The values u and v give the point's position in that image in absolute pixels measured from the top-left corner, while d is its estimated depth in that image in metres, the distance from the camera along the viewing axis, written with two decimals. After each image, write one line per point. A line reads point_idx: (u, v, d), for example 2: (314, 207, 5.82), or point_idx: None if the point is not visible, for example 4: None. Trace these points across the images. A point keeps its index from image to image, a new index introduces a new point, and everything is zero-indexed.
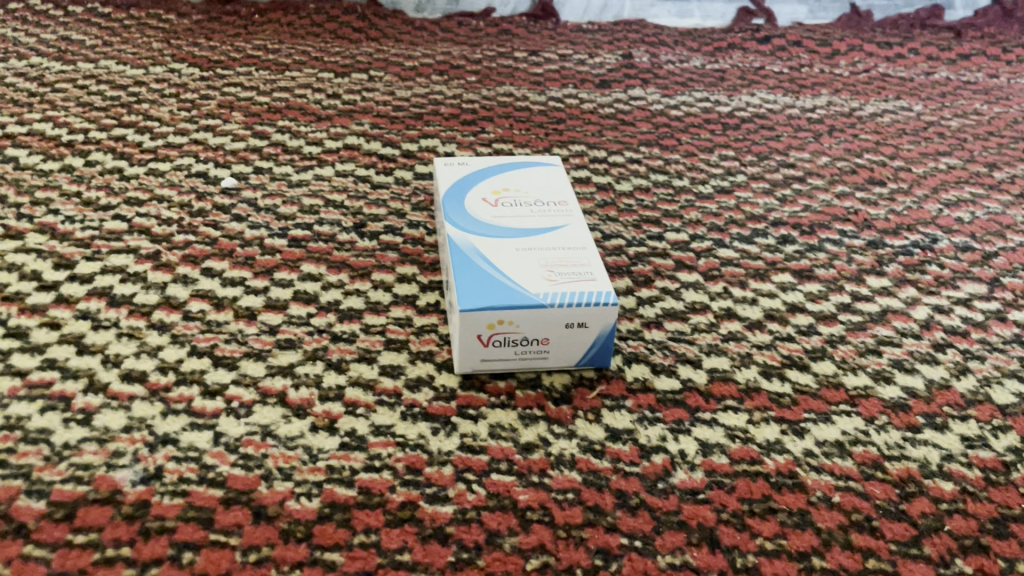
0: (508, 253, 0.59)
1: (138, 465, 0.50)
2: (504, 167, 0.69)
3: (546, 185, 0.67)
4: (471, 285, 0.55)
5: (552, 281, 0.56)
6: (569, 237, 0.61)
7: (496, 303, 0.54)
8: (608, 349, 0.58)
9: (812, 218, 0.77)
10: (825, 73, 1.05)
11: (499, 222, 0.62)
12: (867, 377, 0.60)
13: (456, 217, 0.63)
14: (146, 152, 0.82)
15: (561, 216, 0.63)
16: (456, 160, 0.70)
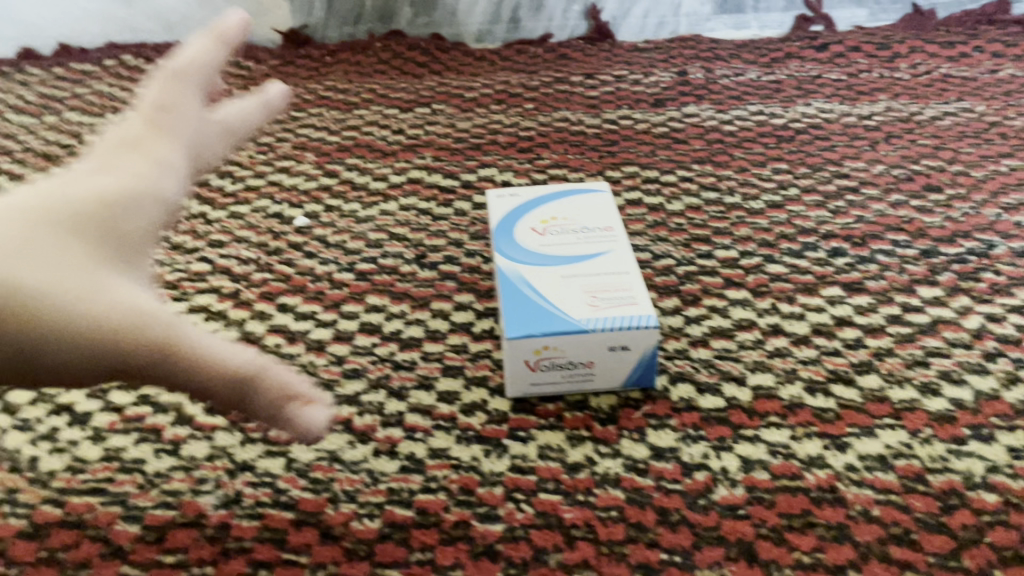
0: (554, 279, 0.61)
1: (220, 491, 0.55)
2: (553, 195, 0.73)
3: (591, 210, 0.71)
4: (518, 314, 0.58)
5: (595, 306, 0.59)
6: (613, 261, 0.64)
7: (540, 329, 0.57)
8: (652, 369, 0.60)
9: (865, 228, 0.78)
10: (885, 78, 1.05)
11: (546, 250, 0.65)
12: (913, 390, 0.60)
13: (505, 246, 0.66)
14: (227, 195, 0.88)
15: (605, 241, 0.66)
16: (507, 191, 0.74)
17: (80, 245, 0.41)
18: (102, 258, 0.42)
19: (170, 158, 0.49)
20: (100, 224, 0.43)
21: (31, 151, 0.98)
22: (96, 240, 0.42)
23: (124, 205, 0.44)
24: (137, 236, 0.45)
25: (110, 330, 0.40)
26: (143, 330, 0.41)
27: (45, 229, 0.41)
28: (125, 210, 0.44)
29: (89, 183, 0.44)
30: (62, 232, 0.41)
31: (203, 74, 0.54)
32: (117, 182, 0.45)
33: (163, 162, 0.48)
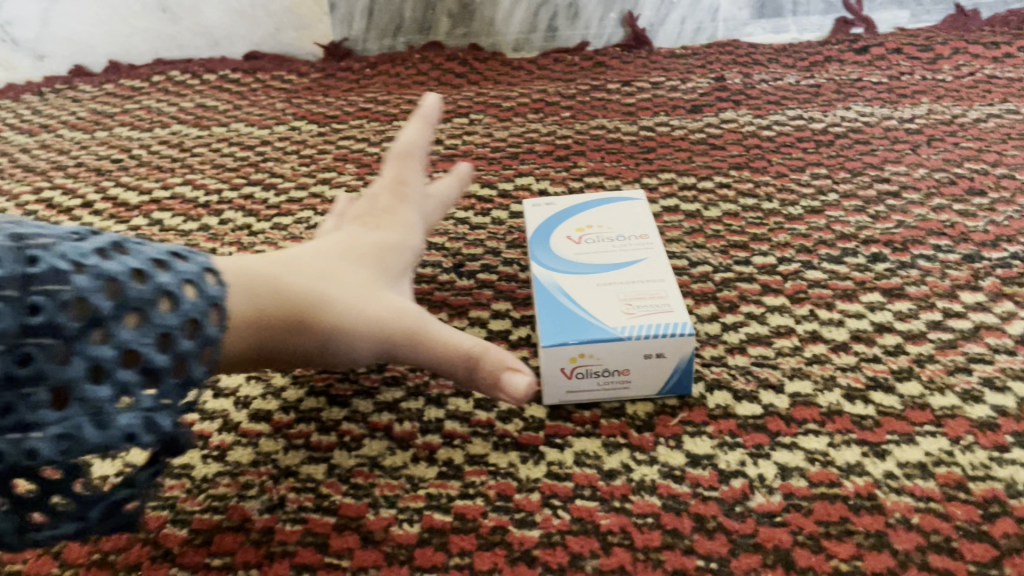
0: (589, 288, 0.62)
1: (264, 496, 0.57)
2: (588, 203, 0.73)
3: (627, 218, 0.71)
4: (553, 322, 0.59)
5: (630, 314, 0.59)
6: (649, 268, 0.64)
7: (574, 337, 0.57)
8: (688, 376, 0.60)
9: (905, 233, 0.77)
10: (927, 80, 1.03)
11: (581, 258, 0.66)
12: (954, 397, 0.60)
13: (541, 255, 0.67)
14: (270, 207, 0.90)
15: (641, 249, 0.67)
16: (543, 200, 0.75)
17: (364, 268, 0.58)
18: (372, 278, 0.58)
19: (413, 219, 0.65)
20: (372, 257, 0.59)
21: (83, 166, 1.01)
22: (370, 267, 0.58)
23: (390, 244, 0.61)
24: (400, 267, 0.61)
25: (383, 326, 0.55)
26: (403, 325, 0.56)
27: (341, 260, 0.57)
28: (394, 251, 0.61)
29: (366, 233, 0.61)
30: (352, 262, 0.57)
31: (423, 145, 0.70)
32: (385, 233, 0.62)
33: (410, 225, 0.64)
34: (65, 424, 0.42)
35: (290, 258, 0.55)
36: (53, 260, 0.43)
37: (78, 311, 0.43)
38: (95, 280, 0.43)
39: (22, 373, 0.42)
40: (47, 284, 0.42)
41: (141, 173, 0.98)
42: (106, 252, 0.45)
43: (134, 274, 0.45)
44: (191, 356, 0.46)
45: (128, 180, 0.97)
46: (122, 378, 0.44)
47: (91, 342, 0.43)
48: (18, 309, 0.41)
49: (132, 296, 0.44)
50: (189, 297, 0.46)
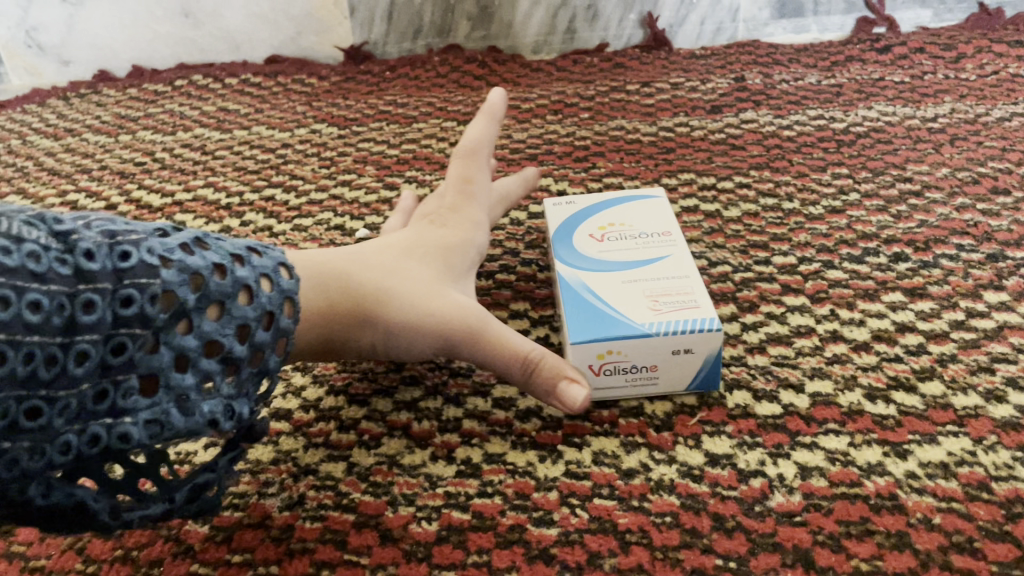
0: (615, 285, 0.62)
1: (284, 494, 0.57)
2: (608, 202, 0.73)
3: (648, 215, 0.71)
4: (580, 319, 0.59)
5: (656, 310, 0.59)
6: (673, 265, 0.64)
7: (602, 334, 0.57)
8: (716, 372, 0.60)
9: (928, 233, 0.76)
10: (950, 79, 1.03)
11: (605, 255, 0.66)
12: (977, 397, 0.59)
13: (565, 252, 0.67)
14: (291, 209, 0.91)
15: (663, 246, 0.66)
16: (564, 199, 0.75)
17: (428, 266, 0.60)
18: (438, 276, 0.60)
19: (477, 219, 0.67)
20: (439, 256, 0.61)
21: (107, 169, 1.02)
22: (436, 265, 0.60)
23: (454, 242, 0.63)
24: (465, 264, 0.63)
25: (448, 323, 0.57)
26: (465, 322, 0.57)
27: (406, 258, 0.60)
28: (459, 250, 0.63)
29: (432, 231, 0.64)
30: (417, 260, 0.60)
31: (486, 145, 0.72)
32: (450, 232, 0.64)
33: (474, 223, 0.66)
34: (155, 410, 0.43)
35: (360, 256, 0.59)
36: (142, 254, 0.44)
37: (166, 304, 0.44)
38: (181, 273, 0.45)
39: (114, 360, 0.43)
40: (137, 277, 0.43)
41: (163, 176, 0.99)
42: (189, 248, 0.47)
43: (215, 269, 0.47)
44: (267, 347, 0.49)
45: (150, 183, 0.98)
46: (205, 367, 0.46)
47: (177, 332, 0.45)
48: (112, 301, 0.42)
49: (214, 289, 0.46)
50: (265, 291, 0.49)
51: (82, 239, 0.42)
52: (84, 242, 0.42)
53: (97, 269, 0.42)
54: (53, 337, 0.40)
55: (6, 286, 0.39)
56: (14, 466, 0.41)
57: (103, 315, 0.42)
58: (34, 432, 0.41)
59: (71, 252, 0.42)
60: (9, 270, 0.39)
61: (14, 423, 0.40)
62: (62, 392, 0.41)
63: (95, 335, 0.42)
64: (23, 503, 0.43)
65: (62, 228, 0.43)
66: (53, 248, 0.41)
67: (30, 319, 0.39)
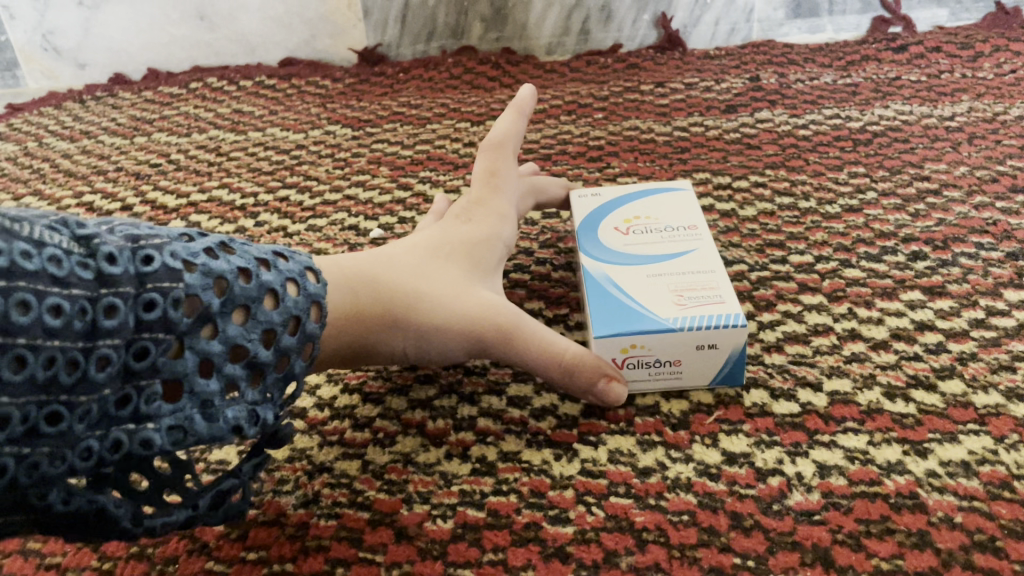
0: (639, 278, 0.62)
1: (299, 491, 0.57)
2: (634, 195, 0.73)
3: (674, 208, 0.71)
4: (605, 313, 0.59)
5: (681, 305, 0.59)
6: (699, 259, 0.63)
7: (626, 328, 0.57)
8: (741, 367, 0.60)
9: (946, 231, 0.76)
10: (968, 77, 1.02)
11: (630, 248, 0.66)
12: (998, 395, 0.59)
13: (589, 245, 0.67)
14: (306, 209, 0.91)
15: (689, 240, 0.66)
16: (589, 192, 0.75)
17: (455, 265, 0.60)
18: (466, 276, 0.60)
19: (504, 213, 0.67)
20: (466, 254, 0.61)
21: (123, 171, 1.03)
22: (464, 264, 0.60)
23: (481, 239, 0.63)
24: (492, 260, 0.63)
25: (475, 323, 0.57)
26: (496, 323, 0.57)
27: (434, 258, 0.59)
28: (486, 246, 0.63)
29: (459, 227, 0.63)
30: (445, 259, 0.60)
31: (515, 137, 0.71)
32: (476, 228, 0.64)
33: (501, 219, 0.66)
34: (177, 415, 0.43)
35: (388, 255, 0.58)
36: (165, 258, 0.44)
37: (189, 308, 0.44)
38: (205, 277, 0.45)
39: (137, 365, 0.43)
40: (160, 281, 0.43)
41: (179, 177, 1.00)
42: (213, 252, 0.47)
43: (240, 273, 0.47)
44: (293, 352, 0.49)
45: (166, 184, 0.99)
46: (229, 371, 0.46)
47: (202, 337, 0.45)
48: (134, 305, 0.42)
49: (238, 293, 0.46)
50: (291, 295, 0.49)
51: (104, 243, 0.42)
52: (106, 246, 0.42)
53: (119, 273, 0.42)
54: (75, 342, 0.40)
55: (27, 290, 0.38)
56: (33, 471, 0.40)
57: (124, 319, 0.41)
58: (56, 438, 0.40)
59: (93, 256, 0.41)
60: (31, 274, 0.39)
61: (34, 429, 0.39)
62: (83, 398, 0.40)
63: (116, 340, 0.41)
64: (43, 510, 0.41)
65: (85, 231, 0.42)
66: (75, 253, 0.41)
67: (50, 324, 0.39)
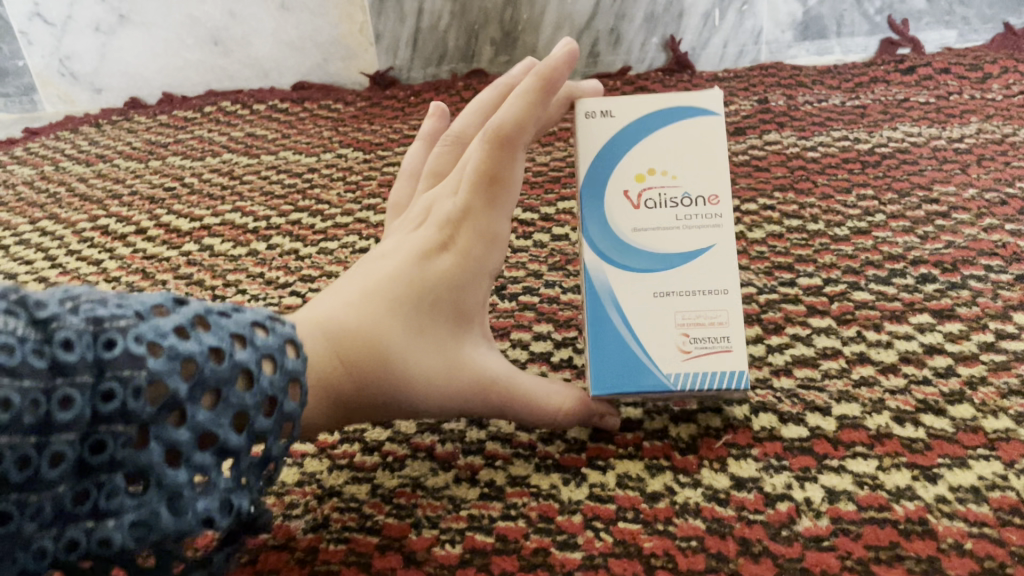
0: (644, 303, 0.58)
1: (308, 515, 0.57)
2: (653, 117, 0.60)
3: (698, 153, 0.59)
4: (603, 360, 0.58)
5: (685, 353, 0.58)
6: (714, 268, 0.58)
7: (623, 385, 0.57)
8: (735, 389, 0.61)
9: (955, 254, 0.76)
10: (977, 99, 1.02)
11: (641, 239, 0.59)
12: (1008, 420, 0.58)
13: (597, 231, 0.59)
14: (317, 232, 0.92)
15: (706, 225, 0.59)
16: (600, 105, 0.60)
17: (431, 323, 0.55)
18: (449, 340, 0.55)
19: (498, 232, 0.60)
20: (451, 306, 0.56)
21: (137, 195, 1.04)
22: (448, 325, 0.56)
23: (462, 279, 0.57)
24: (479, 303, 0.58)
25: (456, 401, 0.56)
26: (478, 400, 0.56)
27: (416, 323, 0.54)
28: (473, 289, 0.57)
29: (440, 264, 0.57)
30: (421, 311, 0.55)
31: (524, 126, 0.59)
32: (464, 265, 0.57)
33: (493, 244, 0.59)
34: (142, 511, 0.39)
35: (361, 308, 0.54)
36: (129, 341, 0.40)
37: (154, 396, 0.40)
38: (173, 361, 0.41)
39: (94, 459, 0.39)
40: (121, 368, 0.39)
41: (192, 201, 1.01)
42: (184, 330, 0.42)
43: (212, 353, 0.42)
44: (269, 433, 0.45)
45: (179, 208, 1.00)
46: (199, 460, 0.41)
47: (169, 425, 0.40)
48: (92, 395, 0.38)
49: (209, 375, 0.42)
50: (266, 374, 0.45)
51: (61, 327, 0.38)
52: (63, 330, 0.38)
53: (76, 360, 0.38)
54: (26, 438, 0.37)
55: None
56: None
57: (82, 411, 0.38)
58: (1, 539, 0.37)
59: (50, 342, 0.38)
60: None
61: None
62: (34, 495, 0.37)
63: (72, 435, 0.38)
64: None
65: (43, 313, 0.39)
66: (30, 338, 0.37)
67: None
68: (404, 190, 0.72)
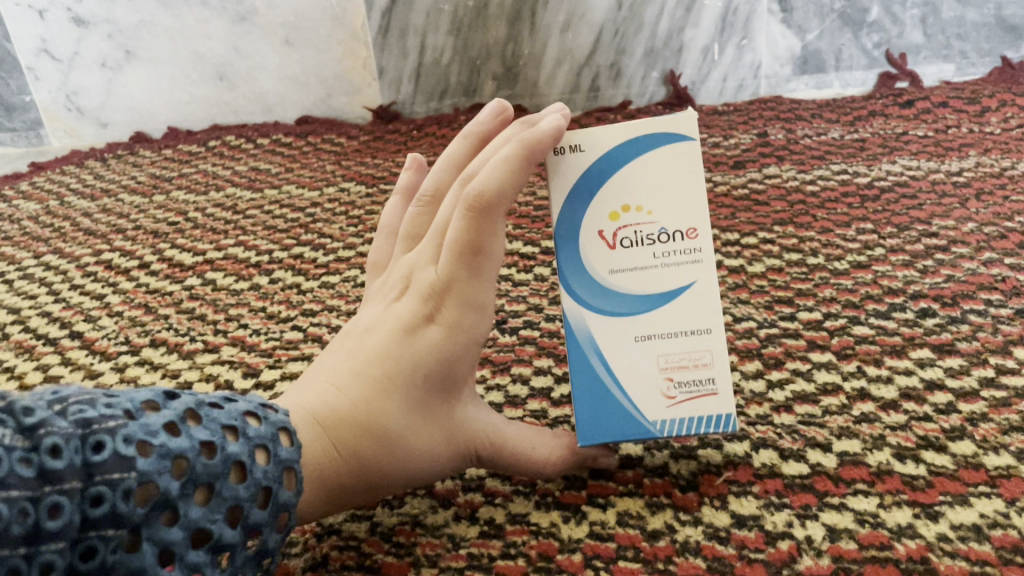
0: (627, 349, 0.58)
1: (307, 554, 0.57)
2: (624, 149, 0.57)
3: (672, 183, 0.57)
4: (588, 412, 0.58)
5: (670, 399, 0.58)
6: (697, 306, 0.57)
7: (609, 435, 0.58)
8: None
9: (955, 288, 0.76)
10: (975, 132, 1.03)
11: (617, 280, 0.57)
12: (1009, 457, 0.58)
13: (573, 274, 0.58)
14: (319, 266, 0.92)
15: (685, 260, 0.57)
16: (567, 139, 0.57)
17: (422, 408, 0.54)
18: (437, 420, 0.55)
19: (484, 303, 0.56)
20: (440, 385, 0.55)
21: (141, 229, 1.05)
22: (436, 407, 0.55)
23: (451, 355, 0.55)
24: (469, 375, 0.57)
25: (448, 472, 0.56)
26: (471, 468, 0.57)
27: (406, 410, 0.53)
28: (463, 365, 0.56)
29: (425, 344, 0.55)
30: (410, 390, 0.54)
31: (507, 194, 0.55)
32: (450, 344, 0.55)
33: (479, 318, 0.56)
34: None
35: (350, 392, 0.53)
36: (118, 444, 0.39)
37: (143, 496, 0.39)
38: (162, 459, 0.40)
39: (84, 566, 0.38)
40: (109, 472, 0.38)
41: (195, 235, 1.02)
42: (174, 425, 0.42)
43: (202, 448, 0.42)
44: (264, 525, 0.44)
45: (183, 242, 1.00)
46: (193, 559, 0.40)
47: (161, 524, 0.39)
48: (80, 502, 0.38)
49: (201, 471, 0.41)
50: (260, 465, 0.44)
51: (49, 433, 0.38)
52: (50, 437, 0.37)
53: (64, 466, 0.37)
54: (14, 549, 0.36)
55: None
56: None
57: (71, 518, 0.37)
58: None
59: (37, 449, 0.37)
60: None
61: None
62: None
63: (61, 543, 0.37)
64: None
65: (31, 420, 0.38)
66: (17, 447, 0.37)
67: None
68: (383, 249, 0.67)
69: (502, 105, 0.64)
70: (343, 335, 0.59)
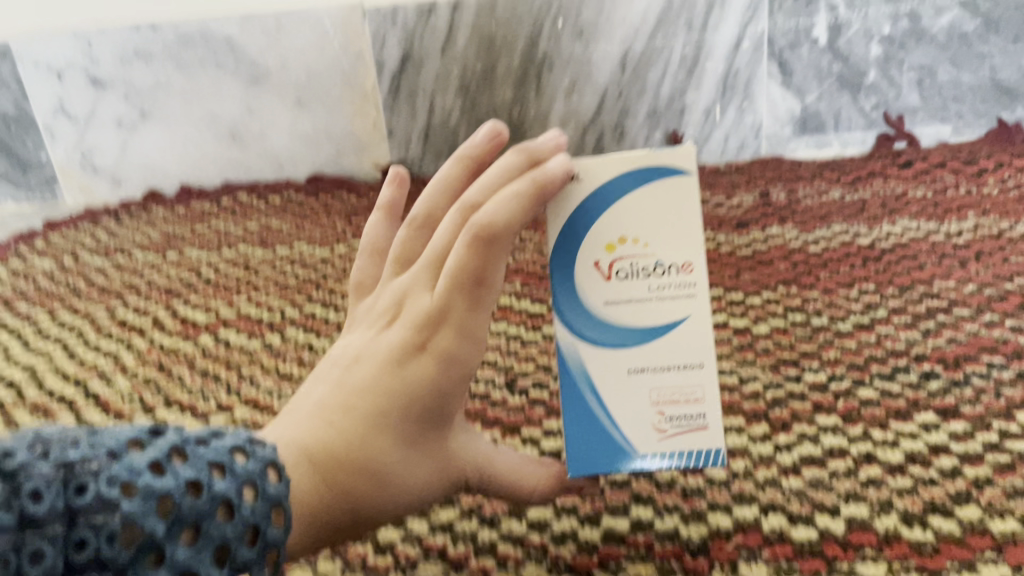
0: (620, 378, 0.60)
1: None
2: (623, 182, 0.59)
3: (669, 218, 0.59)
4: (581, 439, 0.60)
5: (661, 432, 0.60)
6: (690, 342, 0.60)
7: (602, 466, 0.60)
8: None
9: (957, 350, 0.77)
10: (973, 193, 1.05)
11: (613, 312, 0.59)
12: (1014, 521, 0.59)
13: (569, 304, 0.60)
14: (331, 324, 0.94)
15: (679, 295, 0.59)
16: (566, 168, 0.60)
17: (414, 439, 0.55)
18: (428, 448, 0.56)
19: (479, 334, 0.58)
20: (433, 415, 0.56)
21: (155, 287, 1.06)
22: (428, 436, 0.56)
23: (446, 384, 0.56)
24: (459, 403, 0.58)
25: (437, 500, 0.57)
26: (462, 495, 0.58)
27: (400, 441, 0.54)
28: (455, 394, 0.57)
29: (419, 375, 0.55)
30: (405, 423, 0.54)
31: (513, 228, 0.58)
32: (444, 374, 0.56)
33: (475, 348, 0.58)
34: None
35: (340, 426, 0.53)
36: (101, 485, 0.40)
37: (128, 540, 0.39)
38: (147, 501, 0.40)
39: None
40: (93, 515, 0.39)
41: (208, 293, 1.03)
42: (160, 464, 0.42)
43: (188, 487, 0.41)
44: (254, 564, 0.43)
45: (196, 300, 1.02)
46: None
47: (146, 567, 0.39)
48: (64, 547, 0.38)
49: (186, 511, 0.41)
50: (247, 503, 0.44)
51: (30, 477, 0.38)
52: (31, 481, 0.38)
53: (45, 511, 0.38)
54: None
55: None
56: None
57: (53, 563, 0.37)
58: None
59: (18, 493, 0.37)
60: None
61: None
62: None
63: None
64: None
65: (12, 464, 0.38)
66: None
67: None
68: (367, 268, 0.69)
69: (497, 127, 0.67)
70: (330, 363, 0.59)
